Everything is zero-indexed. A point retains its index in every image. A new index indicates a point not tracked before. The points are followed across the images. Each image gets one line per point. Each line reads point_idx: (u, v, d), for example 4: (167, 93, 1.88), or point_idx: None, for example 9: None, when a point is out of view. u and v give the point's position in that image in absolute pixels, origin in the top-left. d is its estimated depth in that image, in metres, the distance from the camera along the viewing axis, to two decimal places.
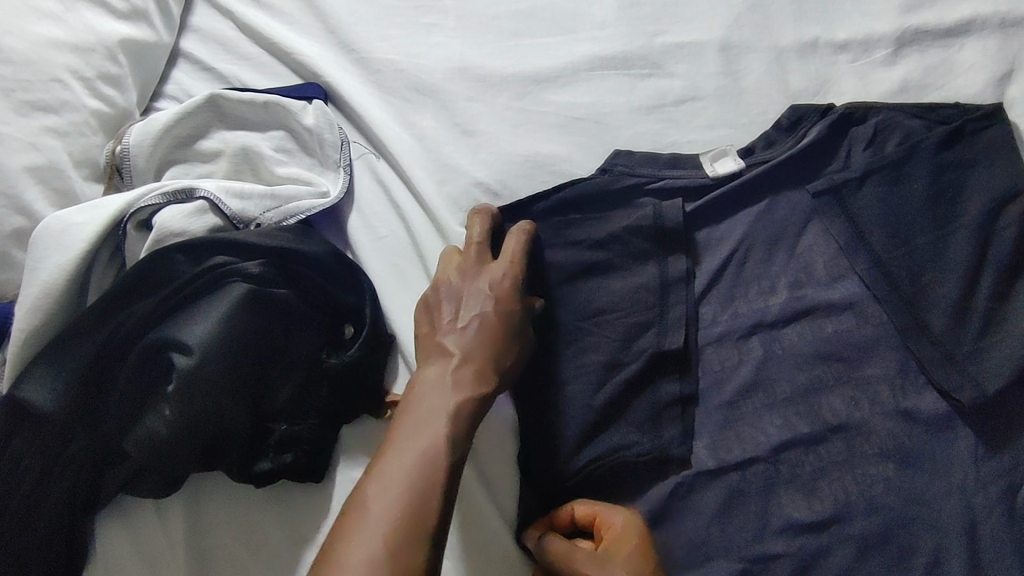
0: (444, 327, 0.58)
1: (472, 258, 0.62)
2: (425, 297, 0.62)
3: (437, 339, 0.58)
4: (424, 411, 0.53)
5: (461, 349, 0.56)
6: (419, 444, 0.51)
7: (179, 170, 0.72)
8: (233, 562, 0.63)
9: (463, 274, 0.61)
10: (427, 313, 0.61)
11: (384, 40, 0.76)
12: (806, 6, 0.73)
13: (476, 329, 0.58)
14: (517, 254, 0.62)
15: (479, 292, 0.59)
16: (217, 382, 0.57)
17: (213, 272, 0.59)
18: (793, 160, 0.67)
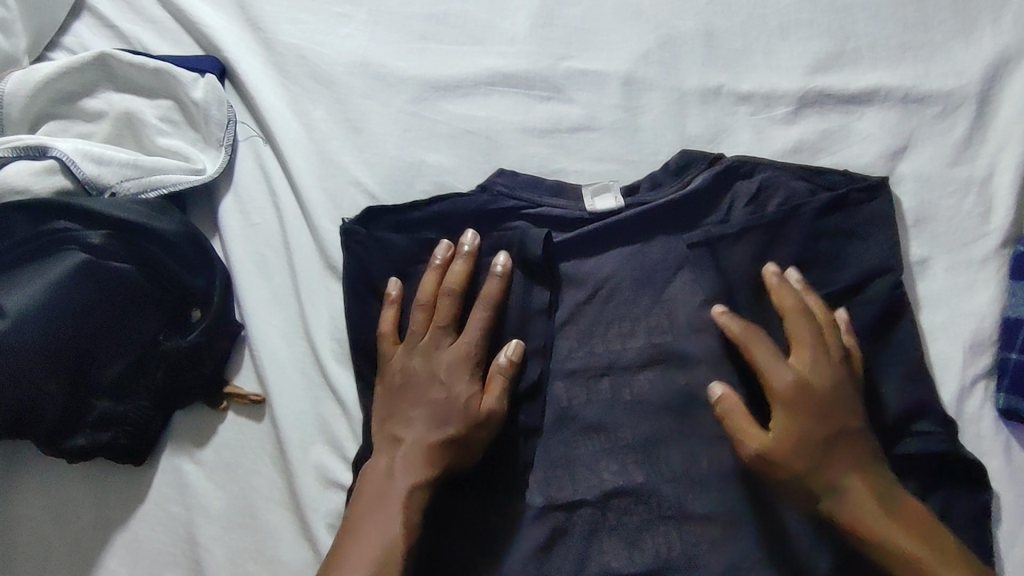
0: (400, 417, 0.58)
1: (431, 339, 0.61)
2: (383, 374, 0.61)
3: (391, 427, 0.58)
4: (378, 497, 0.55)
5: (414, 437, 0.57)
6: (379, 529, 0.53)
7: (57, 125, 0.70)
8: (36, 535, 0.62)
9: (424, 352, 0.60)
10: (386, 394, 0.60)
11: (292, 24, 0.75)
12: (717, 52, 0.71)
13: (430, 416, 0.57)
14: (477, 334, 0.61)
15: (431, 381, 0.59)
16: (34, 354, 0.56)
17: (51, 236, 0.58)
18: (675, 209, 0.66)
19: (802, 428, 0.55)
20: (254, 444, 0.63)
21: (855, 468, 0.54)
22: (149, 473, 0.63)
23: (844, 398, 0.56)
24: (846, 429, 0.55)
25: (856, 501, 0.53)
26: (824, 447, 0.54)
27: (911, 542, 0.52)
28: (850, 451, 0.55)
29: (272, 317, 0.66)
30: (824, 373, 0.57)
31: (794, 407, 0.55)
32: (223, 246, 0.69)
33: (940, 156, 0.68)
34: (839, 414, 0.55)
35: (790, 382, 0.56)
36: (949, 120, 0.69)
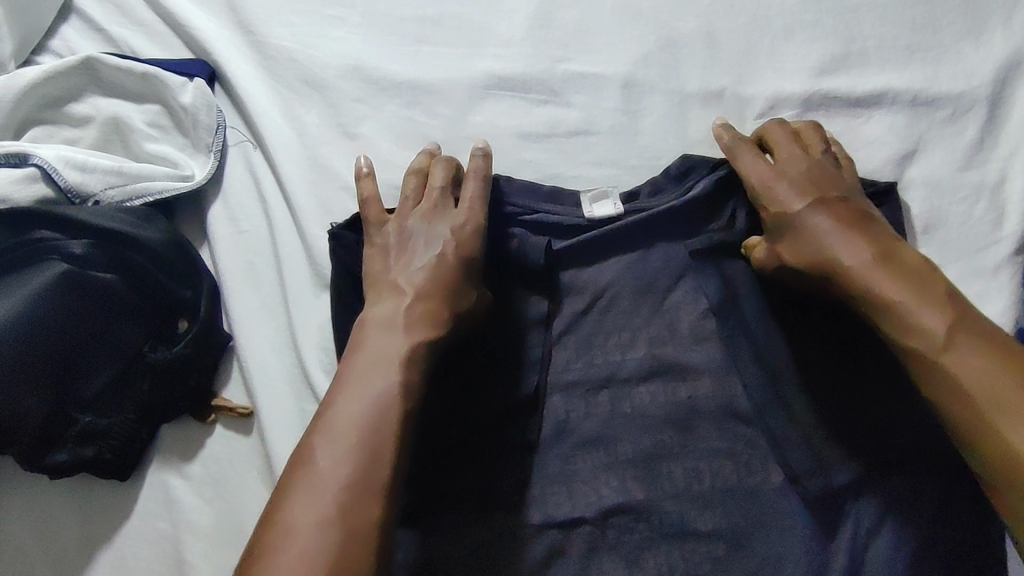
0: (397, 268, 0.55)
1: (434, 199, 0.59)
2: (377, 239, 0.58)
3: (390, 279, 0.55)
4: (372, 357, 0.49)
5: (415, 290, 0.53)
6: (369, 388, 0.47)
7: (42, 131, 0.68)
8: (20, 552, 0.60)
9: (431, 218, 0.58)
10: (379, 254, 0.57)
11: (283, 26, 0.73)
12: (720, 54, 0.69)
13: (430, 277, 0.54)
14: (477, 199, 0.59)
15: (437, 236, 0.56)
16: (13, 368, 0.53)
17: (32, 247, 0.56)
18: (677, 214, 0.64)
19: (785, 202, 0.58)
20: (243, 458, 0.62)
21: (845, 223, 0.55)
22: (135, 488, 0.61)
23: (832, 176, 0.59)
24: (839, 196, 0.57)
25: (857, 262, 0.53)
26: (806, 221, 0.56)
27: (895, 288, 0.51)
28: (839, 209, 0.56)
29: (262, 328, 0.64)
30: (801, 160, 0.60)
31: (775, 182, 0.59)
32: (211, 255, 0.67)
33: (950, 161, 0.66)
34: (818, 185, 0.58)
35: (765, 176, 0.60)
36: (959, 124, 0.67)
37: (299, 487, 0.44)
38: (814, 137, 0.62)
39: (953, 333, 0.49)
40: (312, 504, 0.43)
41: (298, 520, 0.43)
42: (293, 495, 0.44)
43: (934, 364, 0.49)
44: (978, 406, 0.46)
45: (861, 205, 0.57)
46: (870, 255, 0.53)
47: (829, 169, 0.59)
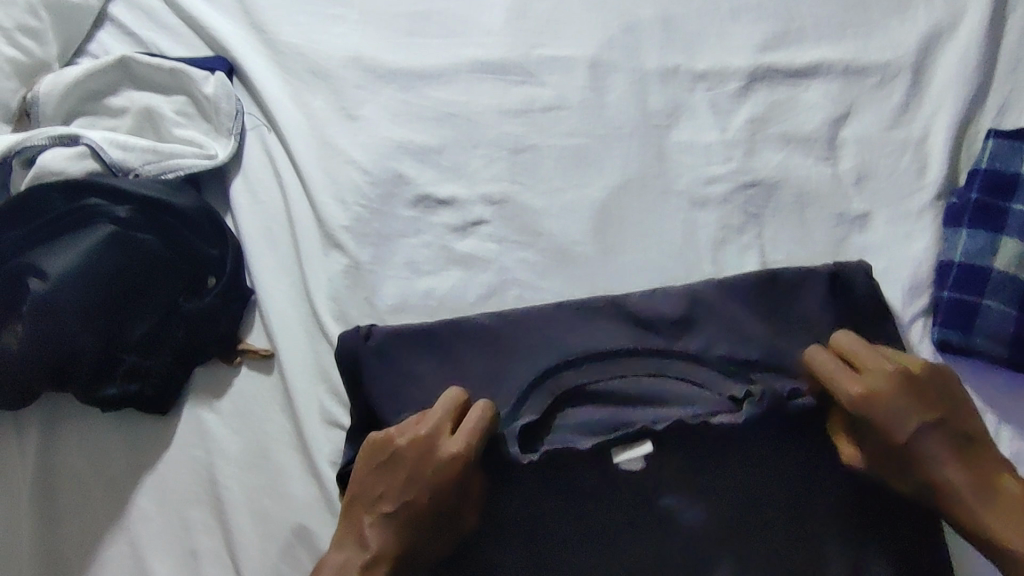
0: (371, 504, 0.60)
1: (427, 434, 0.60)
2: (374, 444, 0.61)
3: (360, 514, 0.60)
4: None
5: (378, 542, 0.58)
6: None
7: (85, 121, 0.78)
8: (76, 480, 0.69)
9: (413, 458, 0.60)
10: (366, 471, 0.61)
11: (292, 26, 0.83)
12: (675, 36, 0.79)
13: (396, 525, 0.59)
14: (472, 441, 0.59)
15: (408, 492, 0.59)
16: (72, 311, 0.64)
17: (84, 211, 0.66)
18: (649, 306, 0.67)
19: (886, 428, 0.59)
20: (266, 394, 0.71)
21: (956, 452, 0.58)
22: (172, 423, 0.70)
23: (933, 390, 0.60)
24: (945, 416, 0.59)
25: (955, 487, 0.57)
26: (908, 450, 0.59)
27: (1011, 531, 0.55)
28: (947, 431, 0.58)
29: (279, 284, 0.74)
30: (888, 378, 0.60)
31: (871, 392, 0.59)
32: (235, 224, 0.77)
33: (879, 121, 0.75)
34: (920, 404, 0.59)
35: (859, 401, 0.59)
36: (887, 89, 0.76)
37: None
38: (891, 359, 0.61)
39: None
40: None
41: None
42: None
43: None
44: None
45: (964, 420, 0.59)
46: (965, 476, 0.57)
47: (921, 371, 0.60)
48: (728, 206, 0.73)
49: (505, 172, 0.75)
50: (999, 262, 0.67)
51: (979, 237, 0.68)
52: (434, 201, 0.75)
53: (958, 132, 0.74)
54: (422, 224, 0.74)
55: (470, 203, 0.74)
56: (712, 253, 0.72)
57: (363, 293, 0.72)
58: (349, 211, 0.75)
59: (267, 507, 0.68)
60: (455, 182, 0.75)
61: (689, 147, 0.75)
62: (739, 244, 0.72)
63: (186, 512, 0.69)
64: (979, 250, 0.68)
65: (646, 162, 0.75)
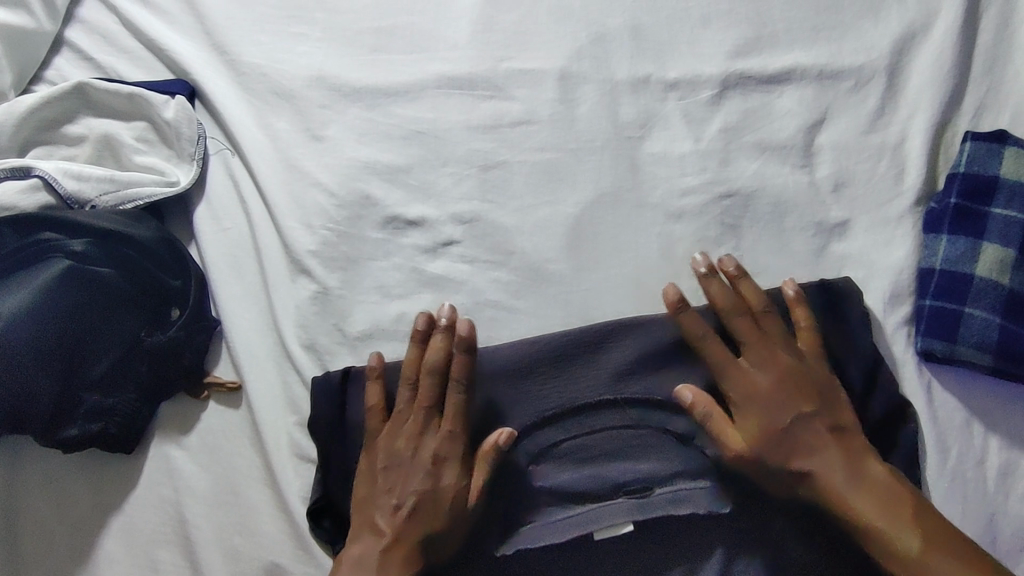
0: (380, 503, 0.62)
1: (420, 420, 0.64)
2: (370, 454, 0.64)
3: (370, 512, 0.62)
4: None
5: (393, 529, 0.61)
6: None
7: (43, 150, 0.76)
8: (39, 525, 0.67)
9: (407, 443, 0.63)
10: (369, 474, 0.64)
11: (254, 45, 0.81)
12: (645, 44, 0.77)
13: (415, 508, 0.61)
14: (458, 419, 0.63)
15: (419, 472, 0.62)
16: (27, 350, 0.61)
17: (38, 246, 0.64)
18: (635, 355, 0.66)
19: (763, 417, 0.62)
20: (234, 427, 0.69)
21: (829, 441, 0.61)
22: (138, 462, 0.68)
23: (812, 382, 0.63)
24: (819, 407, 0.62)
25: (837, 479, 0.60)
26: (789, 441, 0.61)
27: (875, 511, 0.58)
28: (820, 421, 0.62)
29: (246, 313, 0.72)
30: (769, 368, 0.63)
31: (746, 380, 0.63)
32: (199, 252, 0.75)
33: (855, 126, 0.74)
34: (797, 396, 0.62)
35: (739, 388, 0.63)
36: (861, 93, 0.74)
37: None
38: (770, 321, 0.64)
39: (929, 551, 0.56)
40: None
41: None
42: None
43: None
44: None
45: (838, 410, 0.62)
46: (840, 468, 0.60)
47: (767, 325, 0.65)
48: (705, 218, 0.71)
49: (475, 190, 0.73)
50: (981, 268, 0.66)
51: (959, 243, 0.67)
52: (403, 222, 0.73)
53: (935, 135, 0.72)
54: (391, 246, 0.72)
55: (440, 223, 0.72)
56: (689, 266, 0.70)
57: (332, 320, 0.70)
58: (316, 235, 0.72)
59: (238, 546, 0.66)
60: (424, 202, 0.73)
61: (663, 159, 0.74)
62: (716, 256, 0.71)
63: (155, 553, 0.67)
64: (960, 256, 0.67)
65: (619, 176, 0.73)
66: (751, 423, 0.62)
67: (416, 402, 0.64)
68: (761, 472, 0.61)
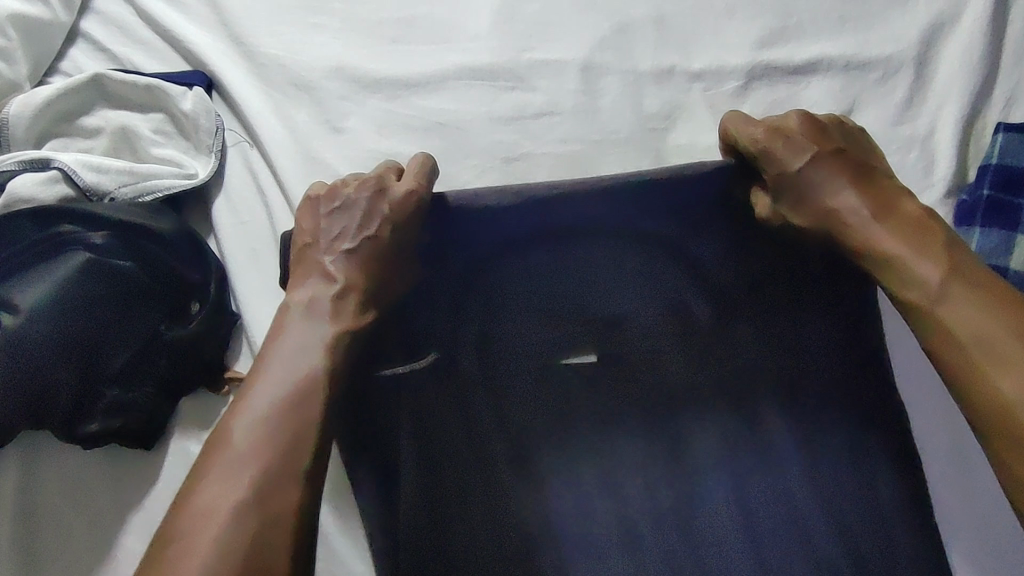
0: (324, 247, 0.60)
1: (370, 186, 0.61)
2: (305, 227, 0.61)
3: (312, 260, 0.59)
4: (292, 347, 0.54)
5: (345, 275, 0.58)
6: (293, 368, 0.52)
7: (58, 143, 0.75)
8: (58, 521, 0.66)
9: (368, 199, 0.60)
10: (314, 225, 0.61)
11: (272, 36, 0.80)
12: (669, 34, 0.76)
13: (363, 261, 0.58)
14: (419, 183, 0.61)
15: (374, 215, 0.60)
16: (48, 343, 0.60)
17: (58, 239, 0.63)
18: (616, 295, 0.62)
19: (789, 155, 0.60)
20: None
21: (851, 176, 0.59)
22: (158, 456, 0.68)
23: (833, 132, 0.62)
24: (840, 150, 0.60)
25: (863, 213, 0.57)
26: (811, 181, 0.59)
27: (900, 235, 0.55)
28: (842, 159, 0.60)
29: (266, 307, 0.71)
30: (792, 118, 0.62)
31: (768, 129, 0.61)
32: (219, 247, 0.74)
33: (883, 117, 0.72)
34: (818, 137, 0.61)
35: (763, 137, 0.61)
36: (889, 84, 0.73)
37: (237, 414, 0.51)
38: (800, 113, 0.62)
39: (952, 275, 0.52)
40: (233, 477, 0.48)
41: (206, 502, 0.47)
42: (231, 421, 0.50)
43: (933, 319, 0.52)
44: (956, 340, 0.50)
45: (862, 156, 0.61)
46: (863, 201, 0.58)
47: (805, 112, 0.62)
48: None
49: (498, 181, 0.72)
50: (1016, 261, 0.65)
51: (993, 235, 0.66)
52: None
53: (965, 126, 0.71)
54: None
55: None
56: None
57: None
58: None
59: None
60: (446, 195, 0.72)
61: (687, 151, 0.73)
62: None
63: None
64: (993, 249, 0.66)
65: (644, 168, 0.72)
66: (781, 169, 0.60)
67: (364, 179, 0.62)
68: (799, 219, 0.60)
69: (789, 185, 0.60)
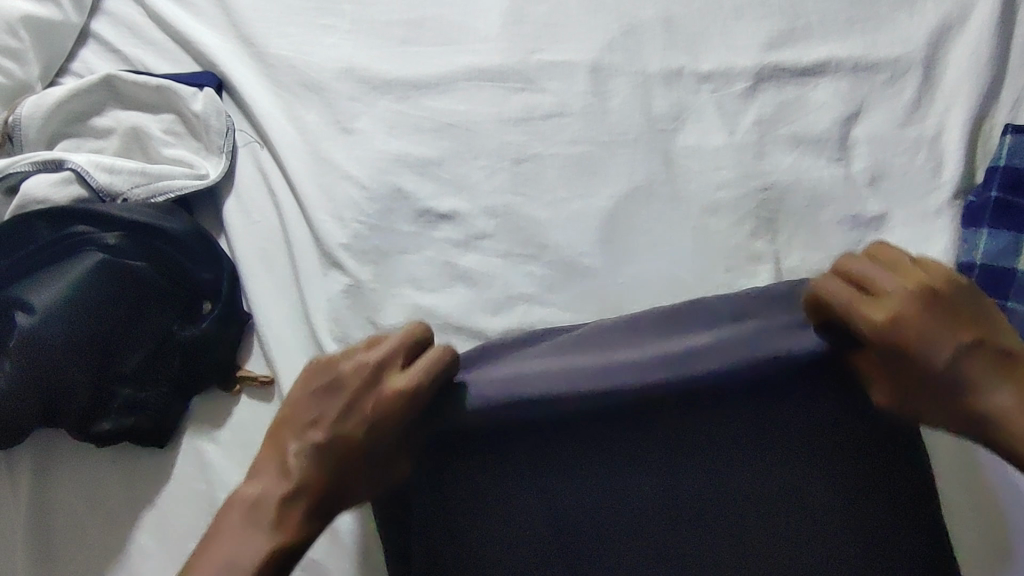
0: (298, 430, 0.49)
1: (364, 372, 0.50)
2: (276, 431, 0.51)
3: (279, 444, 0.50)
4: (227, 545, 0.46)
5: (303, 471, 0.48)
6: (224, 563, 0.45)
7: (70, 143, 0.75)
8: (72, 518, 0.66)
9: (340, 403, 0.49)
10: (303, 388, 0.50)
11: (282, 37, 0.80)
12: (677, 36, 0.77)
13: (335, 457, 0.48)
14: (414, 380, 0.49)
15: (357, 422, 0.49)
16: (62, 343, 0.61)
17: (71, 240, 0.63)
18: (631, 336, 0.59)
19: (905, 319, 0.48)
20: (266, 421, 0.68)
21: (970, 335, 0.48)
22: (171, 454, 0.68)
23: (956, 296, 0.49)
24: (961, 309, 0.48)
25: (978, 379, 0.47)
26: (929, 348, 0.47)
27: (1009, 397, 0.46)
28: (965, 318, 0.48)
29: (278, 307, 0.71)
30: (898, 298, 0.48)
31: (874, 308, 0.49)
32: (229, 247, 0.74)
33: (891, 119, 0.73)
34: (941, 305, 0.48)
35: (870, 335, 0.48)
36: (896, 86, 0.74)
37: None
38: (897, 251, 0.51)
39: None
40: None
41: None
42: None
43: None
44: None
45: (979, 306, 0.49)
46: (986, 362, 0.47)
47: (907, 257, 0.51)
48: (741, 210, 0.70)
49: (507, 182, 0.73)
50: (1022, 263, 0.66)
51: (1001, 236, 0.66)
52: (435, 216, 0.72)
53: (973, 127, 0.72)
54: (423, 240, 0.72)
55: (471, 217, 0.72)
56: (727, 259, 0.69)
57: (365, 314, 0.69)
58: (347, 229, 0.72)
59: None
60: (456, 195, 0.73)
61: (696, 152, 0.73)
62: (754, 250, 0.69)
63: (187, 548, 0.66)
64: (1001, 251, 0.66)
65: (653, 169, 0.72)
66: (902, 325, 0.48)
67: (359, 358, 0.51)
68: (912, 378, 0.49)
69: (901, 338, 0.48)
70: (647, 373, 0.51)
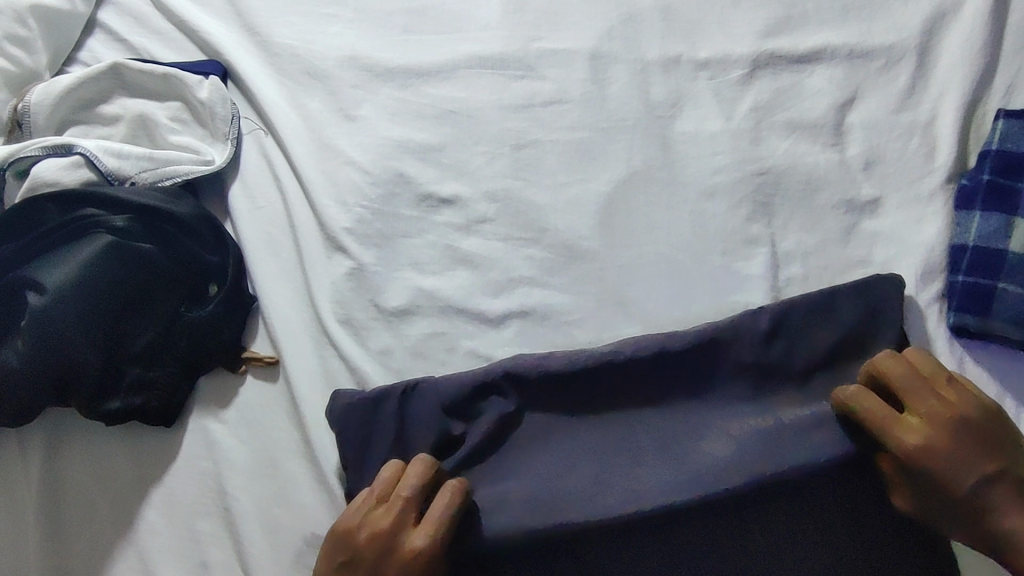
0: None
1: (397, 513, 0.59)
2: None
3: None
4: None
5: None
6: None
7: (78, 130, 0.76)
8: (82, 496, 0.68)
9: None
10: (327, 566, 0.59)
11: (286, 26, 0.82)
12: (675, 24, 0.78)
13: None
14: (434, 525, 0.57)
15: None
16: (72, 321, 0.62)
17: (82, 221, 0.65)
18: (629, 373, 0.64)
19: (930, 441, 0.57)
20: (272, 401, 0.70)
21: (989, 463, 0.56)
22: (178, 433, 0.69)
23: (994, 436, 0.57)
24: (986, 434, 0.57)
25: (992, 498, 0.56)
26: (947, 475, 0.56)
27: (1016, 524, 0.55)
28: (987, 448, 0.56)
29: (283, 290, 0.72)
30: (929, 428, 0.57)
31: (917, 430, 0.57)
32: (235, 231, 0.75)
33: (885, 105, 0.74)
34: (972, 440, 0.56)
35: (905, 448, 0.57)
36: (890, 73, 0.75)
37: None
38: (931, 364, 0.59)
39: None
40: None
41: None
42: None
43: None
44: None
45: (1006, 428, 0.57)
46: (994, 489, 0.56)
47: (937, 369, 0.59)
48: (738, 195, 0.72)
49: (508, 168, 0.74)
50: (1015, 244, 0.65)
51: (992, 219, 0.67)
52: (437, 200, 0.73)
53: (967, 112, 0.73)
54: (425, 224, 0.73)
55: (472, 201, 0.73)
56: (724, 243, 0.70)
57: (368, 296, 0.71)
58: (351, 213, 0.73)
59: (275, 518, 0.66)
60: (458, 180, 0.74)
61: (694, 138, 0.74)
62: (751, 234, 0.71)
63: (195, 524, 0.67)
64: (992, 233, 0.67)
65: (651, 155, 0.74)
66: (920, 438, 0.57)
67: (395, 492, 0.60)
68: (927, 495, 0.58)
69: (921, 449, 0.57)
70: (675, 494, 0.60)
